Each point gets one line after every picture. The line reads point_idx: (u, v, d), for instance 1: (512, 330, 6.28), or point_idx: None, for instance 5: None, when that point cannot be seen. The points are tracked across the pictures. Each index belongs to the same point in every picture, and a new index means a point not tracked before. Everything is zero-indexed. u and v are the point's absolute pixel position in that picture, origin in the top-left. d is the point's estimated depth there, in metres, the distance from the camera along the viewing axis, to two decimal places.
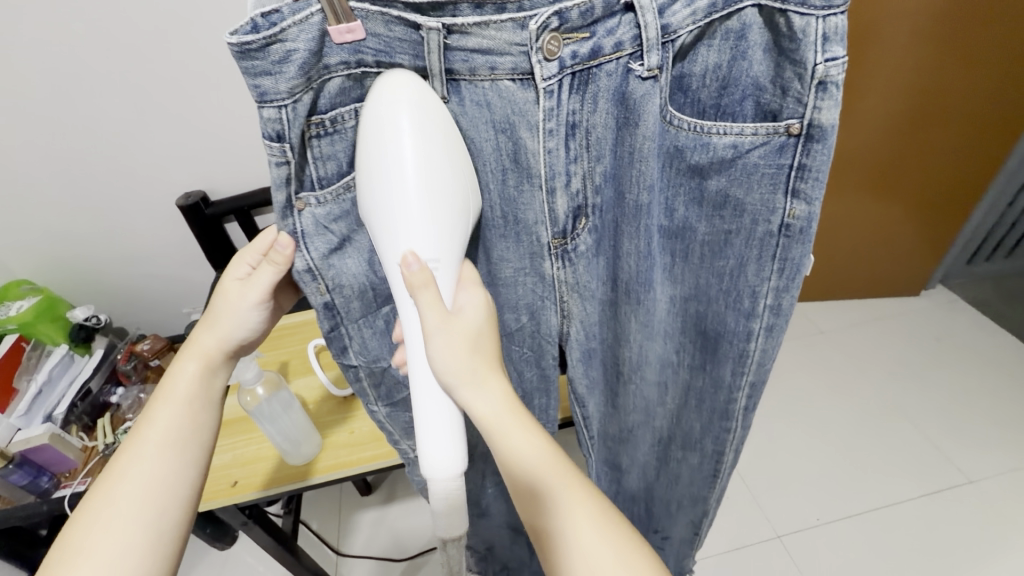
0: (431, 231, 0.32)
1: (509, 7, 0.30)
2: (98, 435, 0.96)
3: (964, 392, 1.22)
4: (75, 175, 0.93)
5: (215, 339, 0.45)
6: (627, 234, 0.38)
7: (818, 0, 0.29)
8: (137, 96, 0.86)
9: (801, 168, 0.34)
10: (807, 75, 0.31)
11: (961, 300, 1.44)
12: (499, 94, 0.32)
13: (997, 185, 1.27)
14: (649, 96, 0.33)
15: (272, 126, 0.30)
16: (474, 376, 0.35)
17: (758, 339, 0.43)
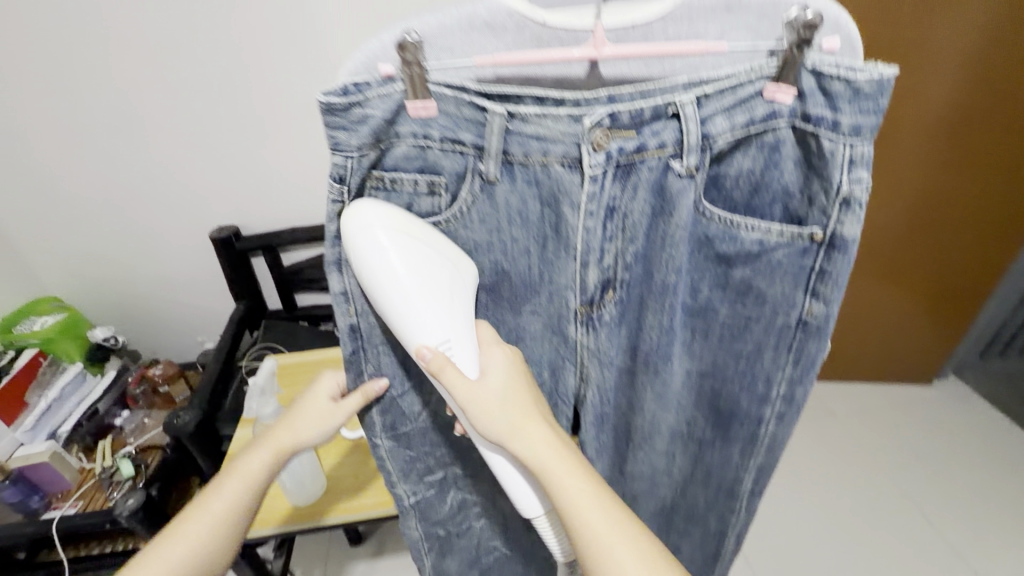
0: (433, 318, 0.36)
1: (568, 102, 0.33)
2: (97, 457, 1.15)
3: (979, 490, 1.19)
4: (135, 206, 1.12)
5: (290, 438, 0.51)
6: (651, 308, 0.41)
7: (846, 130, 0.33)
8: (201, 144, 1.05)
9: (823, 271, 0.38)
10: (833, 190, 0.35)
11: (973, 394, 1.43)
12: (547, 174, 0.36)
13: (1008, 282, 1.30)
14: (684, 191, 0.36)
15: (336, 171, 0.34)
16: (513, 429, 0.37)
17: (769, 423, 0.46)
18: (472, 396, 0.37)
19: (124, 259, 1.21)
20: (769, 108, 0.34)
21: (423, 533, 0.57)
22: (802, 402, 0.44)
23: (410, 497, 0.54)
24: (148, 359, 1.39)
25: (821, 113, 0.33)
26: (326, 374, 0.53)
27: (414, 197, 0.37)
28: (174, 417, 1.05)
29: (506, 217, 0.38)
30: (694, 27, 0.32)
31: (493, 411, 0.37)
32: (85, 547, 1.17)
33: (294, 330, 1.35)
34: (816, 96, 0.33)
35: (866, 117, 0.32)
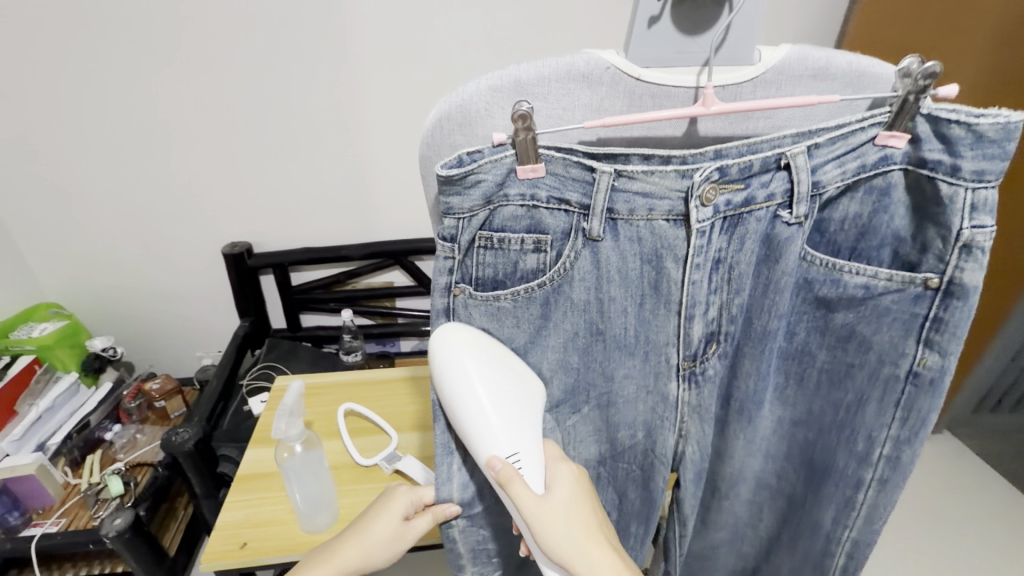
0: (506, 442, 0.41)
1: (674, 160, 0.38)
2: (83, 473, 1.14)
3: (973, 548, 1.22)
4: (168, 218, 1.24)
5: (346, 561, 0.53)
6: (749, 353, 0.47)
7: (963, 177, 0.38)
8: (235, 167, 1.18)
9: (937, 319, 0.43)
10: (950, 237, 0.40)
11: (970, 452, 1.45)
12: (652, 231, 0.41)
13: (998, 346, 1.32)
14: (792, 238, 0.42)
15: (449, 231, 0.40)
16: (581, 552, 0.40)
17: (870, 488, 0.51)
18: (539, 510, 0.39)
19: (142, 270, 1.30)
20: (881, 152, 0.40)
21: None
22: (908, 464, 0.49)
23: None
24: (145, 373, 1.37)
25: (938, 157, 0.39)
26: (398, 496, 0.57)
27: (521, 255, 0.41)
28: (173, 434, 1.02)
29: (608, 275, 0.43)
30: (788, 87, 0.38)
31: (558, 525, 0.40)
32: (60, 567, 1.11)
33: (296, 349, 1.31)
34: (931, 141, 0.39)
35: (988, 162, 0.37)
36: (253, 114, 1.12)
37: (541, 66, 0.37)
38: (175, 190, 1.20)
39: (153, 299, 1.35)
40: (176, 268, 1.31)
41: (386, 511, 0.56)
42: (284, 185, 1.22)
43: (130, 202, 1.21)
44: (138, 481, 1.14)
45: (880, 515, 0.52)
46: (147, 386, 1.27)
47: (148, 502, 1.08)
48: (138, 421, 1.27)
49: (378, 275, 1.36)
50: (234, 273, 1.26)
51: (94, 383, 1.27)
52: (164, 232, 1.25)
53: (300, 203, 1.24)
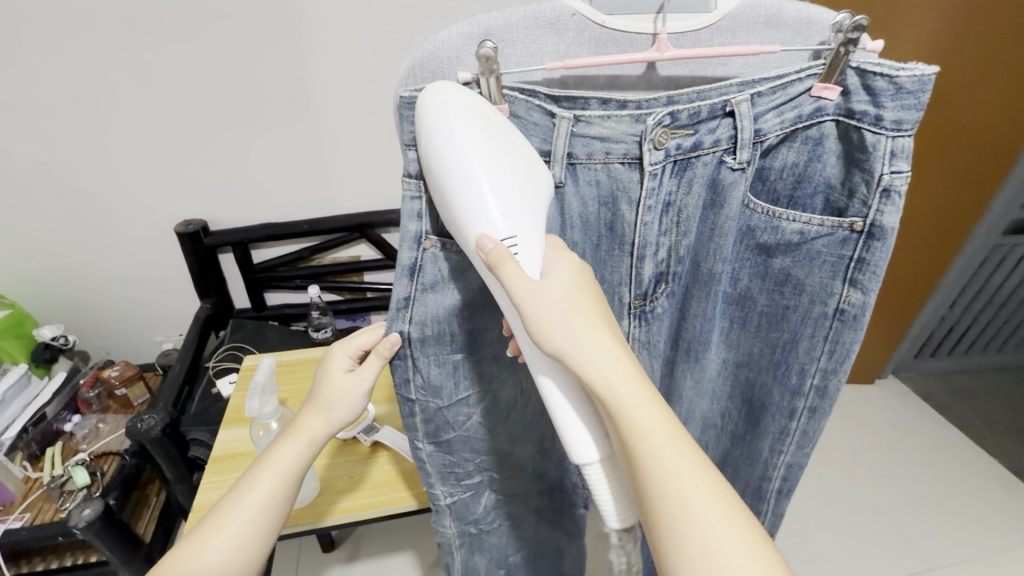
0: (497, 218, 0.36)
1: (630, 105, 0.39)
2: (43, 466, 1.11)
3: (914, 480, 1.36)
4: (115, 199, 1.17)
5: (324, 422, 0.55)
6: (695, 297, 0.49)
7: (888, 125, 0.39)
8: (184, 141, 1.12)
9: (861, 260, 0.44)
10: (874, 181, 0.41)
11: (911, 393, 1.59)
12: (608, 173, 0.42)
13: (940, 295, 1.43)
14: (735, 183, 0.43)
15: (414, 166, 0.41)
16: (576, 337, 0.36)
17: (802, 416, 0.54)
18: (530, 290, 0.36)
19: (90, 255, 1.23)
20: (816, 104, 0.41)
21: (456, 532, 0.63)
22: (835, 393, 0.51)
23: (447, 497, 0.59)
24: (101, 361, 1.32)
25: (864, 108, 0.39)
26: (336, 351, 0.55)
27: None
28: (138, 420, 1.00)
29: (568, 217, 0.44)
30: (744, 35, 0.39)
31: (550, 308, 0.36)
32: (28, 563, 1.08)
33: (263, 328, 1.28)
34: (859, 93, 0.39)
35: (906, 112, 0.38)
36: (194, 83, 1.06)
37: (510, 13, 0.38)
38: (115, 168, 1.13)
39: (102, 286, 1.28)
40: (123, 251, 1.24)
41: (325, 372, 0.54)
42: (235, 159, 1.16)
43: (66, 183, 1.13)
44: (104, 471, 1.11)
45: (810, 440, 0.55)
46: (105, 373, 1.22)
47: (118, 490, 1.06)
48: (99, 411, 1.22)
49: (344, 249, 1.32)
50: (190, 253, 1.20)
51: (47, 373, 1.22)
52: (107, 215, 1.18)
53: (258, 177, 1.19)
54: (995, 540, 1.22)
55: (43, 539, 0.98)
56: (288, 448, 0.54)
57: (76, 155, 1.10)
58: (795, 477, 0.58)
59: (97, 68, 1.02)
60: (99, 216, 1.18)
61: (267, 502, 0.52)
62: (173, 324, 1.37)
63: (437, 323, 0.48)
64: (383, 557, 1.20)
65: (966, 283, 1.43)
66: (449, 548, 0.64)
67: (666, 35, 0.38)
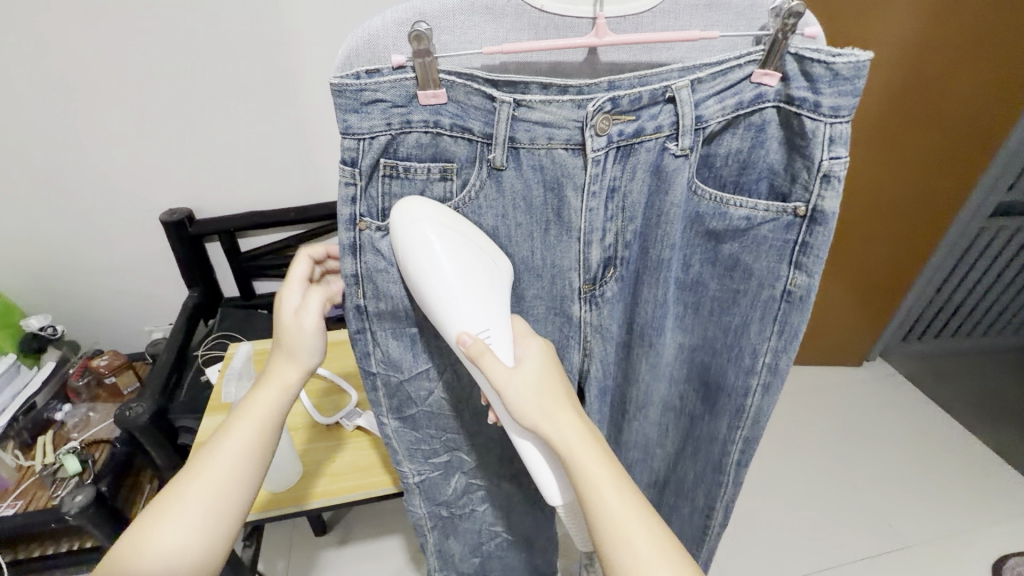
0: (479, 315, 0.42)
1: (570, 91, 0.40)
2: (35, 454, 1.11)
3: (896, 460, 1.39)
4: (96, 189, 1.16)
5: (292, 370, 0.56)
6: (647, 283, 0.51)
7: (826, 112, 0.40)
8: (163, 129, 1.11)
9: (805, 244, 0.46)
10: (814, 167, 0.43)
11: (896, 374, 1.61)
12: (553, 159, 0.43)
13: (923, 277, 1.45)
14: (679, 169, 0.44)
15: (349, 154, 0.41)
16: (550, 417, 0.42)
17: (755, 394, 0.56)
18: (510, 380, 0.42)
19: (73, 245, 1.23)
20: (756, 90, 0.42)
21: (426, 512, 0.66)
22: (785, 371, 0.53)
23: (415, 476, 0.62)
24: (90, 350, 1.33)
25: (803, 95, 0.40)
26: (287, 291, 0.56)
27: (428, 182, 0.43)
28: (125, 408, 1.01)
29: (512, 203, 0.45)
30: (685, 21, 0.39)
31: (526, 395, 0.42)
32: (24, 550, 1.10)
33: (250, 317, 1.29)
34: (798, 79, 0.40)
35: (843, 98, 0.39)
36: (170, 70, 1.05)
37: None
38: (94, 157, 1.12)
39: (88, 276, 1.28)
40: (106, 241, 1.24)
41: (282, 315, 0.55)
42: (214, 148, 1.15)
43: (46, 174, 1.13)
44: (96, 458, 1.13)
45: (765, 417, 0.57)
46: (94, 362, 1.23)
47: (111, 477, 1.07)
48: (89, 400, 1.23)
49: (329, 237, 1.33)
50: (176, 242, 1.20)
51: (35, 363, 1.24)
52: (89, 206, 1.18)
53: (240, 165, 1.19)
54: (973, 515, 1.26)
55: (37, 524, 1.00)
56: (263, 400, 0.55)
57: (54, 144, 1.10)
58: (752, 453, 0.60)
59: (70, 55, 1.01)
60: (81, 206, 1.18)
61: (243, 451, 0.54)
62: (160, 313, 1.38)
63: (383, 301, 0.48)
64: (373, 539, 1.23)
65: (950, 265, 1.44)
66: (423, 529, 0.68)
67: (605, 19, 0.38)
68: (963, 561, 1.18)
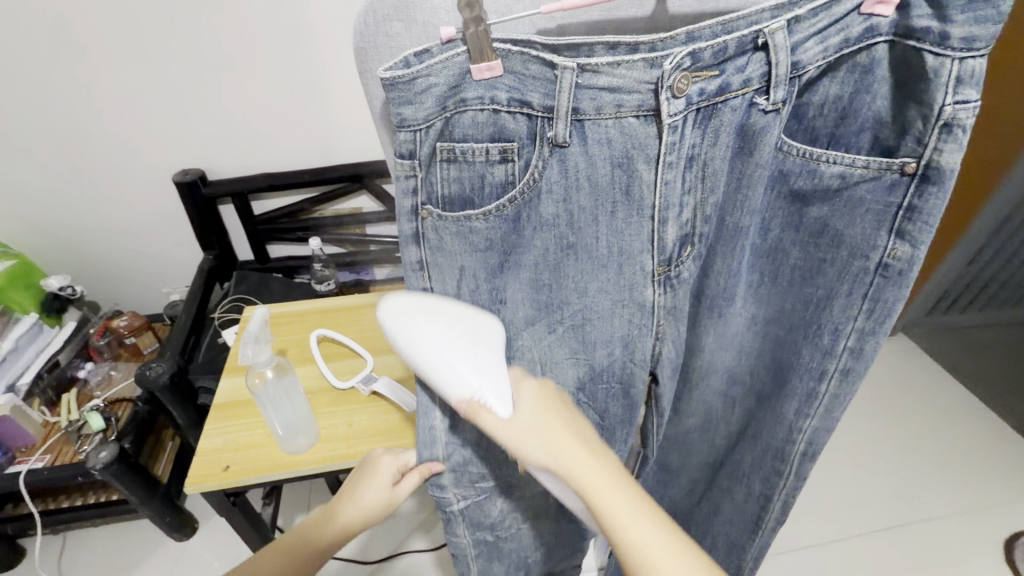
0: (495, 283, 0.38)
1: (642, 49, 0.37)
2: (61, 411, 1.14)
3: (917, 436, 1.37)
4: (109, 148, 1.14)
5: (358, 514, 0.65)
6: (721, 253, 0.49)
7: (956, 45, 0.37)
8: (173, 84, 1.07)
9: (911, 209, 0.43)
10: (934, 115, 0.39)
11: (919, 350, 1.59)
12: (622, 129, 0.40)
13: (958, 250, 1.39)
14: (768, 126, 0.42)
15: (406, 147, 0.38)
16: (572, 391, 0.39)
17: (832, 380, 0.54)
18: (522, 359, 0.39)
19: (88, 204, 1.22)
20: (867, 23, 0.39)
21: (471, 541, 0.62)
22: (870, 355, 0.51)
23: (459, 502, 0.58)
24: (110, 311, 1.33)
25: (927, 24, 0.38)
26: (386, 461, 0.66)
27: (487, 166, 0.40)
28: (145, 369, 1.01)
29: (580, 183, 0.42)
30: None
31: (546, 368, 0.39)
32: (54, 500, 1.15)
33: (267, 281, 1.28)
34: (921, 7, 0.38)
35: (978, 26, 0.36)
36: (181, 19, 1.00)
37: None
38: (105, 113, 1.09)
39: (104, 237, 1.28)
40: (123, 201, 1.22)
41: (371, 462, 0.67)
42: (228, 104, 1.12)
43: (58, 131, 1.11)
44: (119, 416, 1.15)
45: (839, 406, 0.55)
46: (113, 323, 1.24)
47: (133, 436, 1.08)
48: (111, 359, 1.26)
49: (344, 201, 1.30)
50: (189, 202, 1.19)
51: (58, 323, 1.25)
52: (103, 165, 1.16)
53: (254, 123, 1.15)
54: (991, 494, 1.24)
55: (64, 479, 1.03)
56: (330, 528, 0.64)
57: (63, 99, 1.07)
58: (820, 442, 0.59)
59: (73, 3, 0.96)
60: (93, 165, 1.16)
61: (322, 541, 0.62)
62: (177, 275, 1.38)
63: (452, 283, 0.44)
64: None
65: (984, 241, 1.38)
66: (466, 558, 0.64)
67: None
68: (976, 537, 1.17)
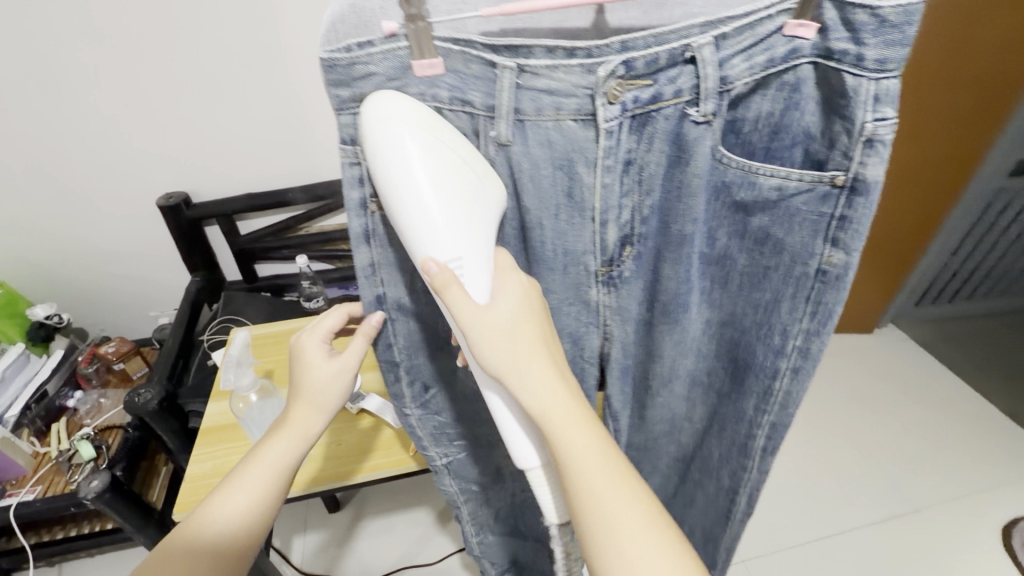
0: (444, 237, 0.37)
1: (579, 54, 0.38)
2: (51, 441, 1.13)
3: (909, 427, 1.37)
4: (89, 175, 1.14)
5: (313, 415, 0.55)
6: (668, 260, 0.50)
7: (871, 65, 0.38)
8: (150, 109, 1.08)
9: (843, 218, 0.44)
10: (855, 130, 0.40)
11: (910, 340, 1.60)
12: (561, 131, 0.41)
13: (940, 238, 1.41)
14: (701, 137, 0.43)
15: (347, 131, 0.39)
16: (518, 367, 0.39)
17: (784, 378, 0.54)
18: (473, 317, 0.38)
19: (72, 233, 1.22)
20: (790, 44, 0.40)
21: (459, 489, 0.67)
22: (817, 355, 0.51)
23: (443, 458, 0.63)
24: (98, 338, 1.33)
25: (844, 47, 0.38)
26: (309, 342, 0.57)
27: None
28: (134, 395, 1.01)
29: (520, 181, 0.43)
30: None
31: (494, 332, 0.39)
32: (48, 532, 1.13)
33: (255, 300, 1.28)
34: (838, 29, 0.38)
35: (890, 49, 0.37)
36: (157, 45, 1.01)
37: None
38: (84, 141, 1.10)
39: (89, 263, 1.28)
40: (107, 227, 1.22)
41: (308, 361, 0.56)
42: (206, 127, 1.12)
43: (37, 161, 1.11)
44: (110, 444, 1.13)
45: (793, 402, 0.55)
46: (101, 350, 1.23)
47: (125, 462, 1.08)
48: (100, 386, 1.24)
49: (330, 217, 1.30)
50: (174, 225, 1.19)
51: (46, 352, 1.25)
52: (85, 192, 1.16)
53: (235, 145, 1.16)
54: (985, 480, 1.25)
55: (57, 508, 1.03)
56: (280, 441, 0.54)
57: (41, 129, 1.07)
58: (779, 437, 0.58)
59: (47, 34, 0.97)
60: (75, 194, 1.16)
61: (260, 493, 0.52)
62: (165, 299, 1.37)
63: (402, 288, 0.48)
64: (386, 517, 1.24)
65: (968, 229, 1.41)
66: (457, 502, 0.69)
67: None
68: (971, 526, 1.17)
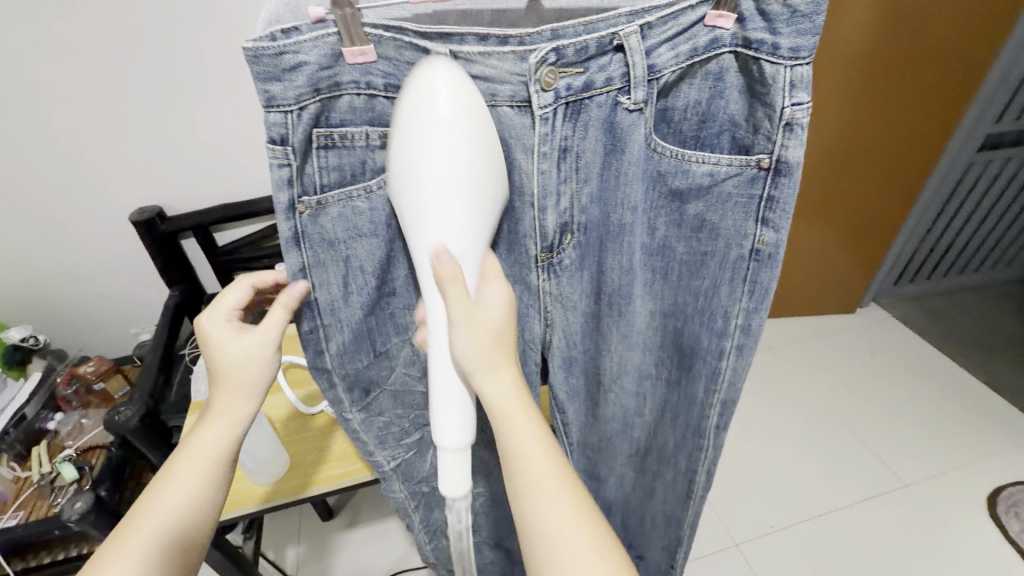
0: (458, 230, 0.40)
1: (512, 41, 0.40)
2: (33, 466, 1.11)
3: (894, 404, 1.39)
4: (56, 193, 1.12)
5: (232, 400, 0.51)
6: (611, 251, 0.50)
7: (785, 53, 0.40)
8: (117, 123, 1.06)
9: (771, 199, 0.46)
10: (776, 116, 0.43)
11: (891, 318, 1.62)
12: (499, 116, 0.43)
13: (917, 208, 1.43)
14: (633, 125, 0.44)
15: (277, 130, 0.38)
16: (490, 365, 0.42)
17: (730, 356, 0.56)
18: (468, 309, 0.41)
19: (42, 253, 1.19)
20: (711, 34, 0.42)
21: (408, 493, 0.66)
22: (757, 331, 0.53)
23: (390, 462, 0.62)
24: (78, 358, 1.30)
25: (761, 36, 0.41)
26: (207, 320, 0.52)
27: (368, 150, 0.43)
28: (114, 413, 0.99)
29: None
30: None
31: (479, 332, 0.42)
32: (35, 558, 1.11)
33: None
34: (754, 19, 0.40)
35: (802, 37, 0.40)
36: (120, 57, 0.99)
37: None
38: (50, 159, 1.07)
39: (64, 283, 1.25)
40: (80, 246, 1.20)
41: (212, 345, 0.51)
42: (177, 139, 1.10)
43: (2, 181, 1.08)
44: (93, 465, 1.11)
45: (741, 377, 0.57)
46: (81, 369, 1.22)
47: (109, 481, 1.02)
48: (81, 407, 1.21)
49: None
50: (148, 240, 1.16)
51: (23, 374, 1.22)
52: (53, 210, 1.14)
53: (207, 156, 1.14)
54: (969, 451, 1.27)
55: (43, 534, 0.99)
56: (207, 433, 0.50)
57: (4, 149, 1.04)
58: (729, 415, 0.60)
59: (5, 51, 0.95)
60: (44, 213, 1.14)
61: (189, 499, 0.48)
62: (145, 316, 1.35)
63: (333, 288, 0.47)
64: (379, 523, 1.23)
65: (942, 203, 1.45)
66: (407, 510, 0.68)
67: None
68: (955, 498, 1.19)
